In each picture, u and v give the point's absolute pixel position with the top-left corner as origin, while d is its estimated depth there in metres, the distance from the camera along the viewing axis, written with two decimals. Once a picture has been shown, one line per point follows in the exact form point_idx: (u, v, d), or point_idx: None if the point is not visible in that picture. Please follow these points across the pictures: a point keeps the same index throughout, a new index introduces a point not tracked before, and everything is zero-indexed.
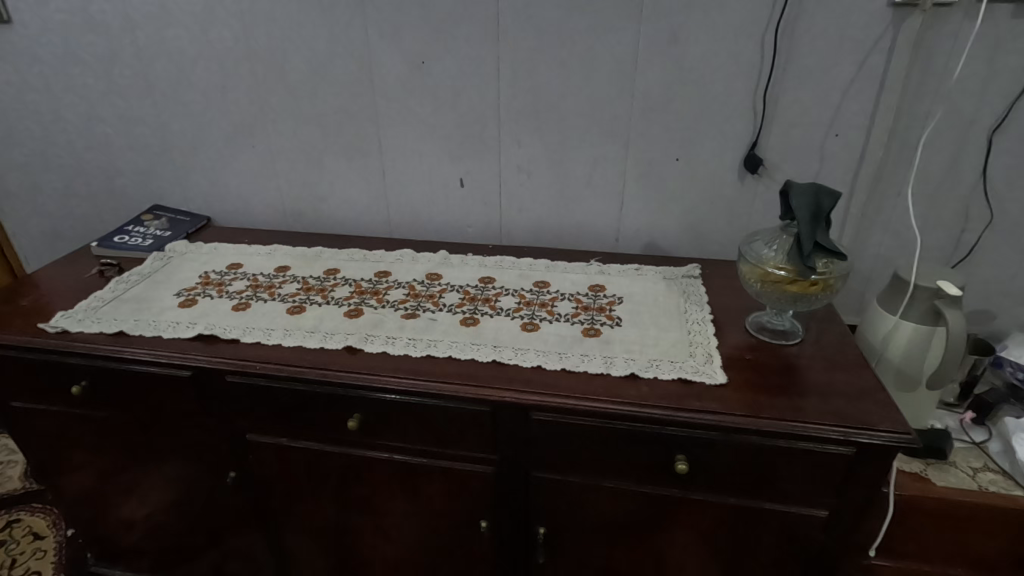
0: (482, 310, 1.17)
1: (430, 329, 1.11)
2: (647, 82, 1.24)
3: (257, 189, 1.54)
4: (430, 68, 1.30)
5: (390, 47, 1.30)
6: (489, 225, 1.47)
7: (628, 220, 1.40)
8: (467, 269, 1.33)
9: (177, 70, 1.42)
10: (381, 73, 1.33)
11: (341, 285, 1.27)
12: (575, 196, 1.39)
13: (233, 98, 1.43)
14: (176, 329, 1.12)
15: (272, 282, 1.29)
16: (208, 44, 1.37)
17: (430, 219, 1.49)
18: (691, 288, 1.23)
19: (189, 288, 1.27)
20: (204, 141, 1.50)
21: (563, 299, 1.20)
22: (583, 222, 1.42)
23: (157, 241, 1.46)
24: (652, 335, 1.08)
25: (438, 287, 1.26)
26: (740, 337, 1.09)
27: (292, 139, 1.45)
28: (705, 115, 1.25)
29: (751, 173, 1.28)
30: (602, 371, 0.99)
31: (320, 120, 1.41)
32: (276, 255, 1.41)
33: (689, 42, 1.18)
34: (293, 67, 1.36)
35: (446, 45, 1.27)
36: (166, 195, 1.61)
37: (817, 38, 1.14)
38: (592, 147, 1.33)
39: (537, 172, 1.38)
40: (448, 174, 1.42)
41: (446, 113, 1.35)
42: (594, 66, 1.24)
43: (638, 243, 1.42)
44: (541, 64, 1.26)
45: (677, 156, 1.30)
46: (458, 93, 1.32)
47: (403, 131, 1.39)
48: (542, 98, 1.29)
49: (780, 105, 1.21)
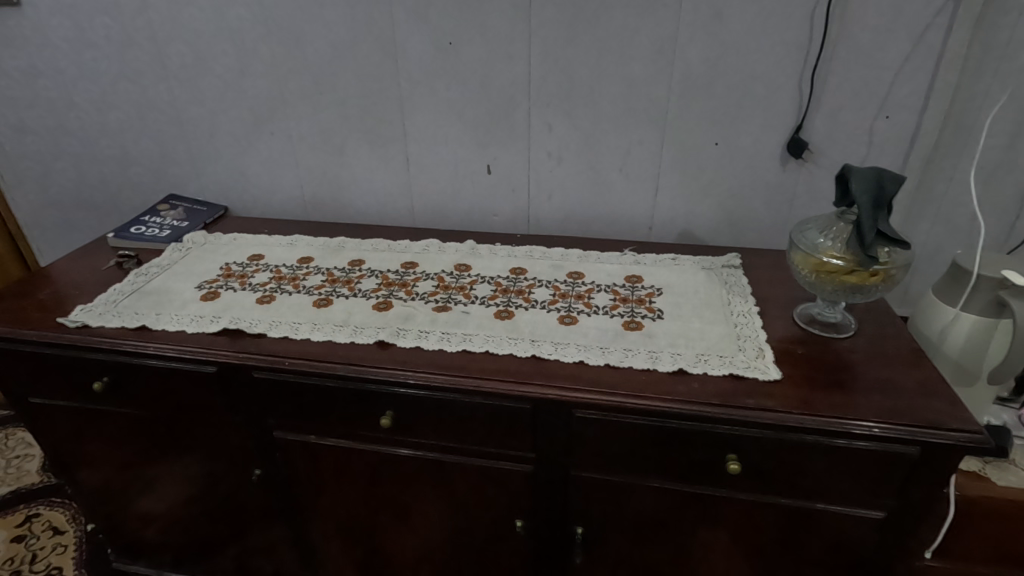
0: (516, 303, 1.12)
1: (464, 322, 1.06)
2: (686, 62, 1.18)
3: (277, 178, 1.50)
4: (457, 48, 1.25)
5: (416, 28, 1.24)
6: (517, 214, 1.42)
7: (662, 209, 1.35)
8: (497, 259, 1.29)
9: (193, 54, 1.37)
10: (406, 55, 1.27)
11: (367, 277, 1.23)
12: (607, 183, 1.34)
13: (251, 83, 1.38)
14: (199, 324, 1.08)
15: (296, 274, 1.25)
16: (226, 27, 1.32)
17: (456, 207, 1.44)
18: (732, 279, 1.18)
19: (211, 280, 1.23)
20: (221, 128, 1.45)
21: (600, 290, 1.15)
22: (616, 211, 1.37)
23: (174, 232, 1.42)
24: (697, 329, 1.03)
25: (468, 278, 1.21)
26: (790, 329, 1.04)
27: (313, 124, 1.40)
28: (748, 96, 1.19)
29: (795, 158, 1.22)
30: (648, 367, 0.94)
31: (341, 105, 1.36)
32: (299, 246, 1.36)
33: (733, 19, 1.12)
34: (314, 49, 1.31)
35: (473, 24, 1.22)
36: (183, 184, 1.56)
37: (872, 13, 1.07)
38: (626, 131, 1.27)
39: (568, 158, 1.33)
40: (475, 161, 1.37)
41: (473, 97, 1.29)
42: (631, 45, 1.18)
43: (672, 232, 1.37)
44: (575, 44, 1.20)
45: (716, 140, 1.25)
46: (487, 75, 1.26)
47: (427, 116, 1.34)
48: (575, 80, 1.24)
49: (828, 86, 1.15)
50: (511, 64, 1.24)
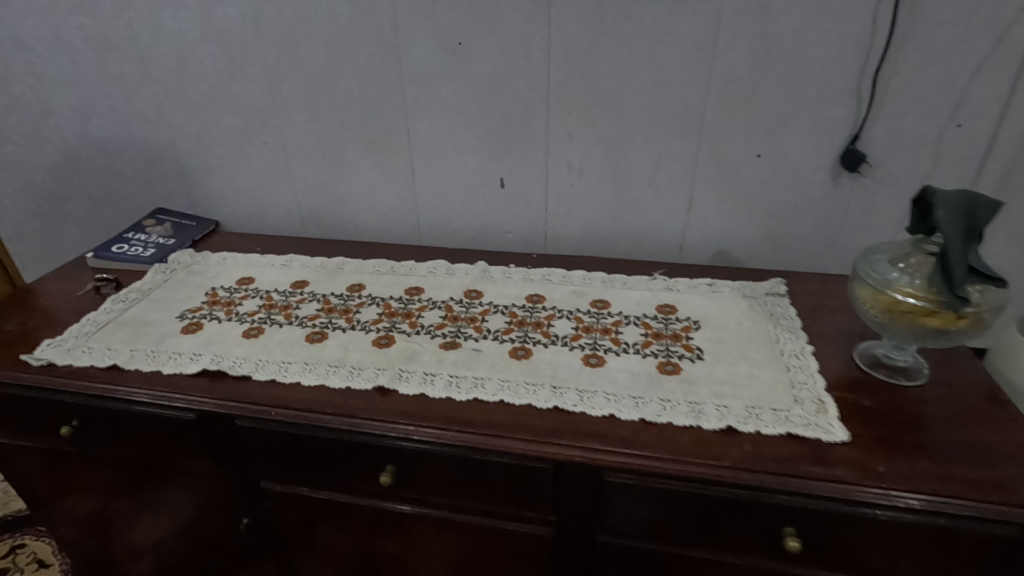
0: (534, 339, 0.99)
1: (475, 363, 0.93)
2: (727, 63, 1.04)
3: (271, 191, 1.38)
4: (467, 49, 1.12)
5: (422, 27, 1.11)
6: (533, 231, 1.29)
7: (695, 227, 1.21)
8: (511, 283, 1.16)
9: (177, 57, 1.25)
10: (410, 57, 1.14)
11: (367, 305, 1.10)
12: (634, 198, 1.21)
13: (241, 89, 1.25)
14: (177, 363, 0.96)
15: (289, 301, 1.12)
16: (212, 27, 1.20)
17: (465, 224, 1.31)
18: (778, 310, 1.04)
19: (194, 309, 1.11)
20: (210, 137, 1.33)
21: (628, 324, 1.02)
22: (643, 229, 1.24)
23: (159, 252, 1.30)
24: (744, 373, 0.89)
25: (480, 307, 1.08)
26: (852, 372, 0.90)
27: (310, 133, 1.28)
28: (797, 102, 1.05)
29: (849, 171, 1.08)
30: (690, 423, 0.80)
31: (340, 113, 1.24)
32: (293, 267, 1.24)
33: (783, 14, 0.98)
34: (309, 51, 1.18)
35: (485, 21, 1.08)
36: (171, 197, 1.44)
37: (947, 6, 0.93)
38: (657, 141, 1.14)
39: (590, 171, 1.19)
40: (486, 173, 1.24)
41: (485, 103, 1.16)
42: (664, 46, 1.04)
43: (705, 252, 1.23)
44: (600, 44, 1.06)
45: (758, 151, 1.11)
46: (501, 79, 1.13)
47: (434, 124, 1.21)
48: (600, 84, 1.10)
49: (890, 91, 1.00)
50: (528, 67, 1.11)
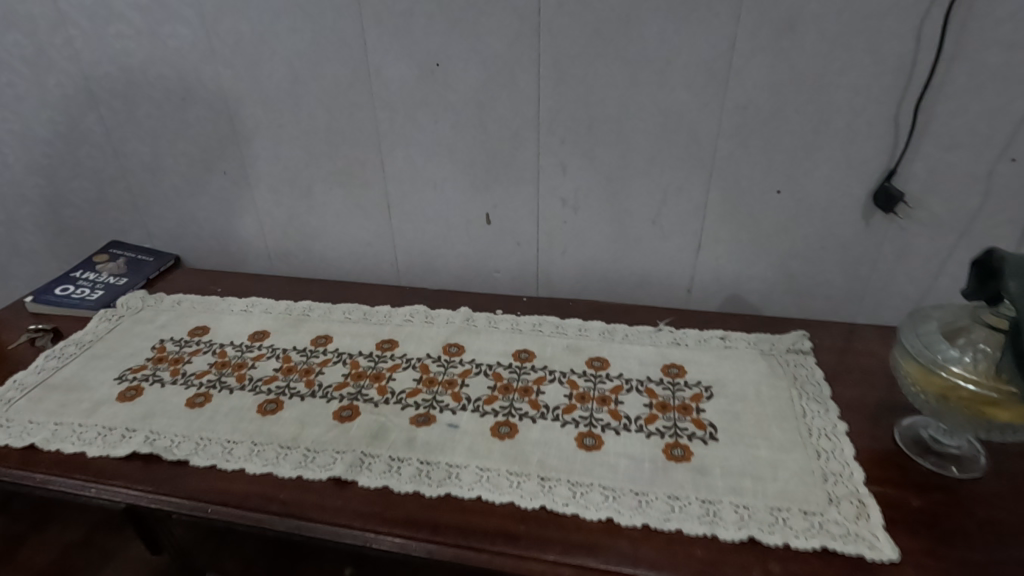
0: (519, 411, 0.85)
1: (450, 444, 0.80)
2: (744, 89, 0.90)
3: (234, 225, 1.24)
4: (446, 71, 0.98)
5: (394, 47, 0.98)
6: (523, 271, 1.15)
7: (705, 269, 1.08)
8: (496, 336, 1.02)
9: (124, 79, 1.11)
10: (382, 80, 1.01)
11: (332, 364, 0.97)
12: (636, 237, 1.07)
13: (196, 114, 1.12)
14: (106, 443, 0.83)
15: (244, 358, 0.99)
16: (160, 45, 1.06)
17: (448, 263, 1.18)
18: (802, 373, 0.90)
19: (136, 368, 0.98)
20: (165, 166, 1.20)
21: (630, 390, 0.88)
22: (647, 271, 1.10)
23: (107, 294, 1.17)
24: (765, 460, 0.76)
25: (460, 367, 0.95)
26: (893, 457, 0.76)
27: (273, 162, 1.14)
28: (824, 133, 0.91)
29: (883, 210, 0.94)
30: (704, 533, 0.67)
31: (306, 141, 1.10)
32: (255, 314, 1.11)
33: (808, 33, 0.84)
34: (269, 72, 1.04)
35: (466, 40, 0.95)
36: (126, 230, 1.31)
37: (1004, 24, 0.79)
38: (662, 174, 1.00)
39: (587, 207, 1.06)
40: (470, 208, 1.11)
41: (468, 132, 1.03)
42: (670, 69, 0.91)
43: (717, 296, 1.10)
44: (597, 66, 0.93)
45: (778, 187, 0.97)
46: (484, 105, 1.00)
47: (411, 154, 1.07)
48: (598, 111, 0.96)
49: (934, 120, 0.87)
50: (515, 92, 0.97)
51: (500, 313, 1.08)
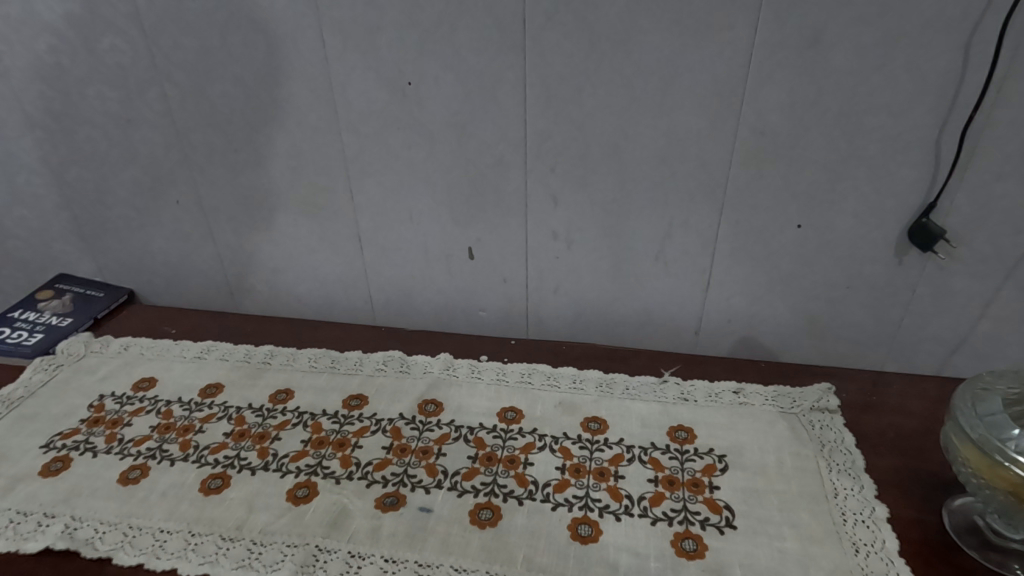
0: (503, 490, 0.74)
1: (423, 537, 0.69)
2: (761, 111, 0.78)
3: (189, 258, 1.12)
4: (420, 90, 0.86)
5: (360, 64, 0.86)
6: (511, 310, 1.03)
7: (714, 310, 0.96)
8: (478, 390, 0.90)
9: (59, 98, 0.99)
10: (348, 100, 0.89)
11: (291, 427, 0.85)
12: (637, 274, 0.95)
13: (143, 138, 1.00)
14: (18, 535, 0.71)
15: (191, 420, 0.87)
16: (96, 61, 0.93)
17: (428, 300, 1.06)
18: (830, 438, 0.78)
19: (66, 433, 0.85)
20: (112, 194, 1.08)
21: (632, 461, 0.77)
22: (649, 310, 0.98)
23: (47, 338, 1.05)
24: (791, 559, 0.65)
25: (437, 430, 0.83)
26: (942, 552, 0.65)
27: (230, 191, 1.02)
28: (854, 161, 0.80)
29: (920, 248, 0.83)
30: None
31: (267, 167, 0.98)
32: (210, 362, 0.99)
33: (838, 48, 0.73)
34: (221, 92, 0.92)
35: (442, 56, 0.83)
36: (73, 262, 1.18)
37: None
38: (667, 206, 0.88)
39: (582, 240, 0.94)
40: (451, 241, 0.99)
41: (447, 158, 0.91)
42: (677, 89, 0.79)
43: (727, 338, 0.98)
44: (592, 86, 0.81)
45: (799, 221, 0.85)
46: (465, 129, 0.88)
47: (383, 183, 0.95)
48: (593, 136, 0.85)
49: (980, 148, 0.76)
50: (499, 114, 0.86)
51: (485, 360, 0.96)
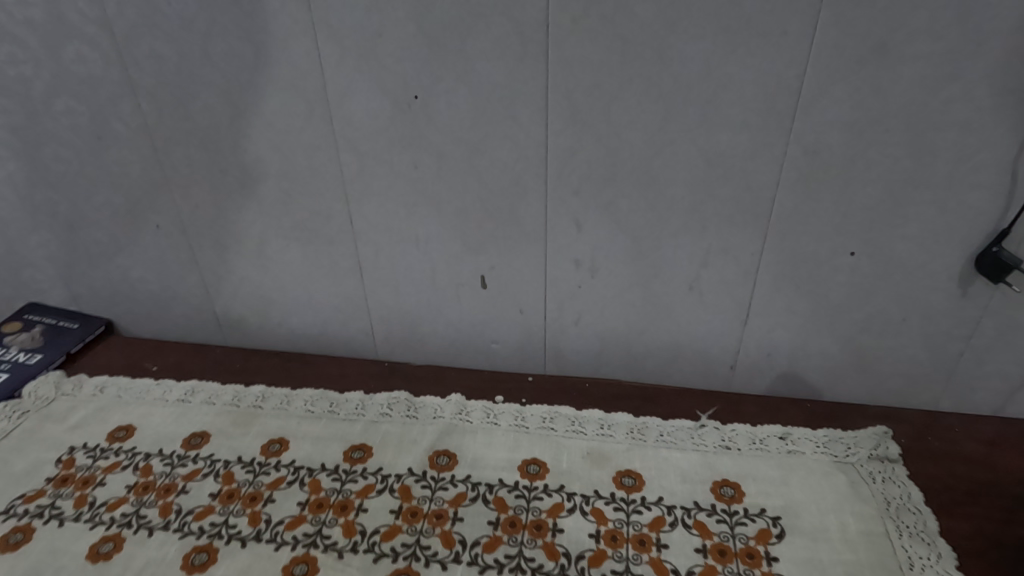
0: (532, 565, 0.65)
1: None
2: (815, 128, 0.70)
3: (172, 287, 1.02)
4: (428, 104, 0.76)
5: (361, 75, 0.76)
6: (527, 342, 0.94)
7: (753, 342, 0.87)
8: (495, 438, 0.81)
9: (22, 113, 0.88)
10: (348, 116, 0.79)
11: (287, 486, 0.75)
12: (668, 304, 0.87)
13: (118, 156, 0.90)
14: None
15: (173, 478, 0.77)
16: (62, 71, 0.83)
17: (436, 332, 0.96)
18: (896, 495, 0.70)
19: (31, 496, 0.76)
20: (85, 217, 0.97)
21: (675, 526, 0.68)
22: (680, 343, 0.89)
23: (13, 379, 0.94)
24: None
25: (452, 488, 0.74)
26: None
27: (216, 215, 0.92)
28: (917, 184, 0.71)
29: (987, 279, 0.75)
30: None
31: (257, 189, 0.88)
32: (195, 405, 0.89)
33: (906, 58, 0.65)
34: (205, 107, 0.82)
35: (454, 67, 0.73)
36: (43, 290, 1.08)
37: None
38: (705, 232, 0.79)
39: (608, 269, 0.85)
40: (463, 269, 0.90)
41: (459, 179, 0.81)
42: (721, 104, 0.70)
43: (766, 373, 0.89)
44: (625, 100, 0.72)
45: (851, 248, 0.77)
46: (479, 147, 0.78)
47: (386, 206, 0.86)
48: (623, 155, 0.76)
49: None
50: (518, 132, 0.76)
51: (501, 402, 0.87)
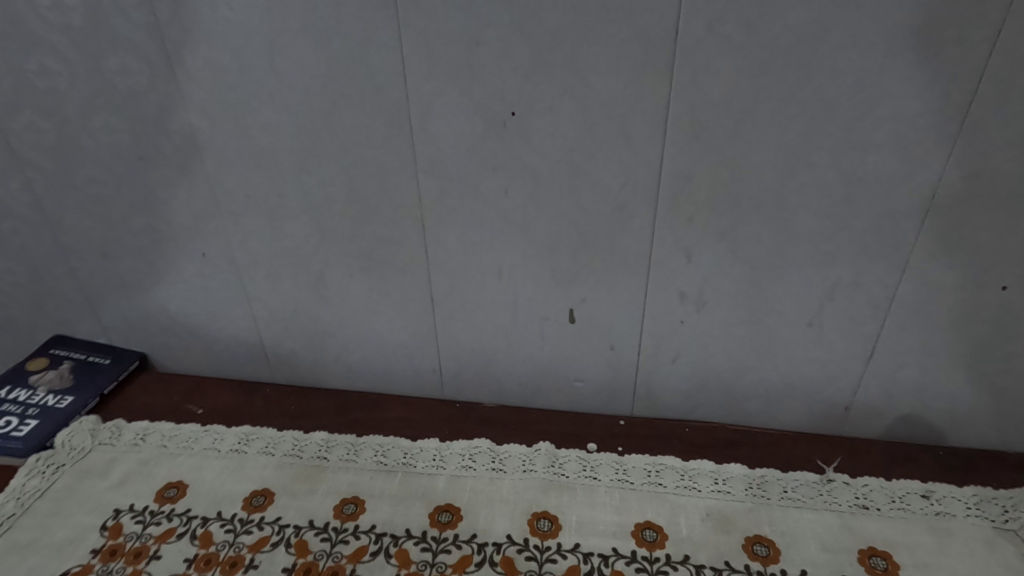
0: None
1: None
2: (976, 147, 0.62)
3: (216, 319, 0.92)
4: (527, 121, 0.67)
5: (451, 89, 0.67)
6: (616, 381, 0.85)
7: (874, 383, 0.79)
8: (598, 498, 0.72)
9: (55, 131, 0.78)
10: (432, 135, 0.70)
11: (373, 559, 0.66)
12: (782, 340, 0.78)
13: (164, 179, 0.80)
14: None
15: (239, 549, 0.68)
16: (104, 85, 0.74)
17: (513, 370, 0.87)
18: None
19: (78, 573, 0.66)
20: (121, 244, 0.87)
21: None
22: (791, 382, 0.81)
23: (44, 425, 0.84)
24: None
25: (562, 562, 0.65)
26: None
27: (272, 242, 0.83)
28: None
29: None
30: None
31: (319, 215, 0.79)
32: (250, 457, 0.80)
33: None
34: (266, 126, 0.73)
35: (562, 80, 0.64)
36: (70, 323, 0.97)
37: None
38: (834, 263, 0.71)
39: (716, 302, 0.76)
40: (549, 303, 0.81)
41: (555, 205, 0.72)
42: (870, 121, 0.62)
43: (885, 415, 0.81)
44: (758, 117, 0.63)
45: (1001, 282, 0.69)
46: (582, 170, 0.69)
47: (468, 233, 0.77)
48: (749, 177, 0.67)
49: None
50: (629, 153, 0.68)
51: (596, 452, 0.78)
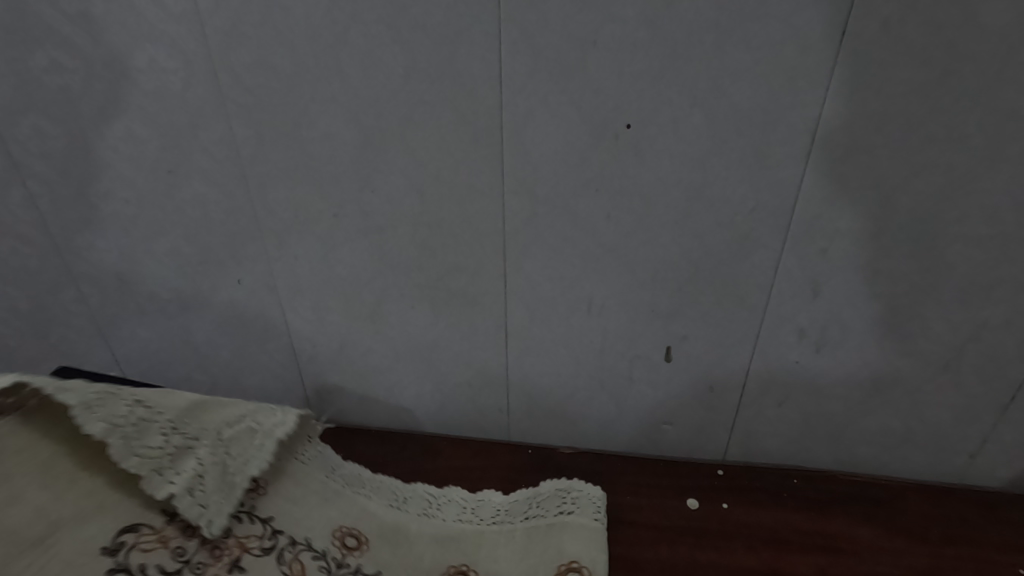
0: None
1: None
2: None
3: (250, 352, 0.81)
4: (643, 136, 0.57)
5: (555, 97, 0.56)
6: (710, 425, 0.76)
7: (1008, 432, 0.69)
8: (559, 536, 0.68)
9: (66, 139, 0.66)
10: (524, 148, 0.59)
11: None
12: (910, 384, 0.68)
13: (195, 194, 0.68)
14: None
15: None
16: (129, 85, 0.62)
17: (592, 410, 0.77)
18: None
19: None
20: (142, 268, 0.75)
21: None
22: (912, 429, 0.71)
23: None
24: None
25: None
26: None
27: (319, 267, 0.71)
28: None
29: None
30: None
31: (379, 238, 0.68)
32: None
33: None
34: (323, 135, 0.62)
35: (691, 88, 0.54)
36: (78, 355, 0.85)
37: None
38: (983, 299, 0.62)
39: (838, 342, 0.67)
40: (642, 339, 0.70)
41: (663, 230, 0.62)
42: None
43: (1016, 464, 0.71)
44: (923, 133, 0.54)
45: None
46: (703, 191, 0.59)
47: (556, 261, 0.66)
48: (899, 203, 0.57)
49: None
50: (761, 174, 0.58)
51: (587, 486, 0.74)
